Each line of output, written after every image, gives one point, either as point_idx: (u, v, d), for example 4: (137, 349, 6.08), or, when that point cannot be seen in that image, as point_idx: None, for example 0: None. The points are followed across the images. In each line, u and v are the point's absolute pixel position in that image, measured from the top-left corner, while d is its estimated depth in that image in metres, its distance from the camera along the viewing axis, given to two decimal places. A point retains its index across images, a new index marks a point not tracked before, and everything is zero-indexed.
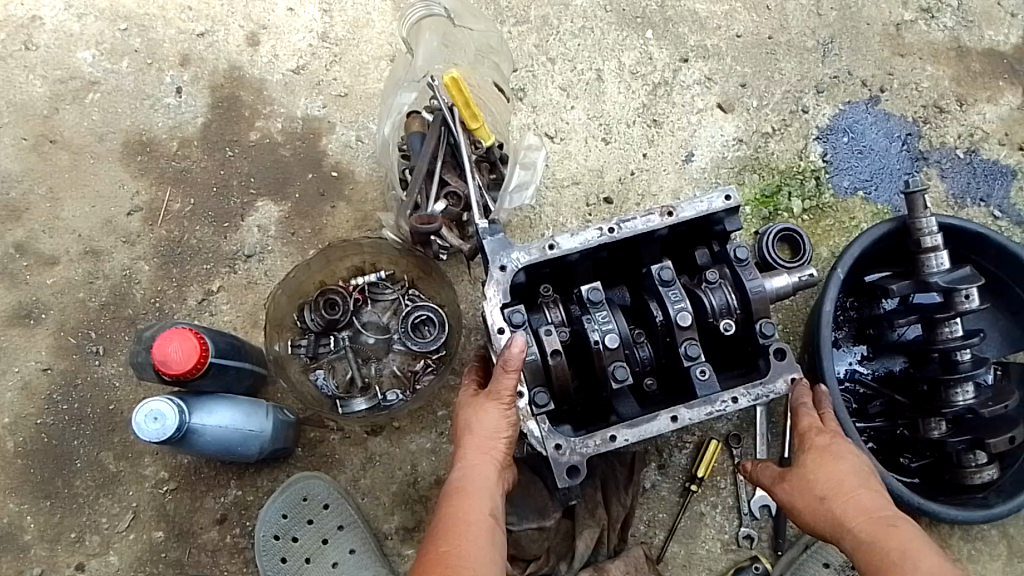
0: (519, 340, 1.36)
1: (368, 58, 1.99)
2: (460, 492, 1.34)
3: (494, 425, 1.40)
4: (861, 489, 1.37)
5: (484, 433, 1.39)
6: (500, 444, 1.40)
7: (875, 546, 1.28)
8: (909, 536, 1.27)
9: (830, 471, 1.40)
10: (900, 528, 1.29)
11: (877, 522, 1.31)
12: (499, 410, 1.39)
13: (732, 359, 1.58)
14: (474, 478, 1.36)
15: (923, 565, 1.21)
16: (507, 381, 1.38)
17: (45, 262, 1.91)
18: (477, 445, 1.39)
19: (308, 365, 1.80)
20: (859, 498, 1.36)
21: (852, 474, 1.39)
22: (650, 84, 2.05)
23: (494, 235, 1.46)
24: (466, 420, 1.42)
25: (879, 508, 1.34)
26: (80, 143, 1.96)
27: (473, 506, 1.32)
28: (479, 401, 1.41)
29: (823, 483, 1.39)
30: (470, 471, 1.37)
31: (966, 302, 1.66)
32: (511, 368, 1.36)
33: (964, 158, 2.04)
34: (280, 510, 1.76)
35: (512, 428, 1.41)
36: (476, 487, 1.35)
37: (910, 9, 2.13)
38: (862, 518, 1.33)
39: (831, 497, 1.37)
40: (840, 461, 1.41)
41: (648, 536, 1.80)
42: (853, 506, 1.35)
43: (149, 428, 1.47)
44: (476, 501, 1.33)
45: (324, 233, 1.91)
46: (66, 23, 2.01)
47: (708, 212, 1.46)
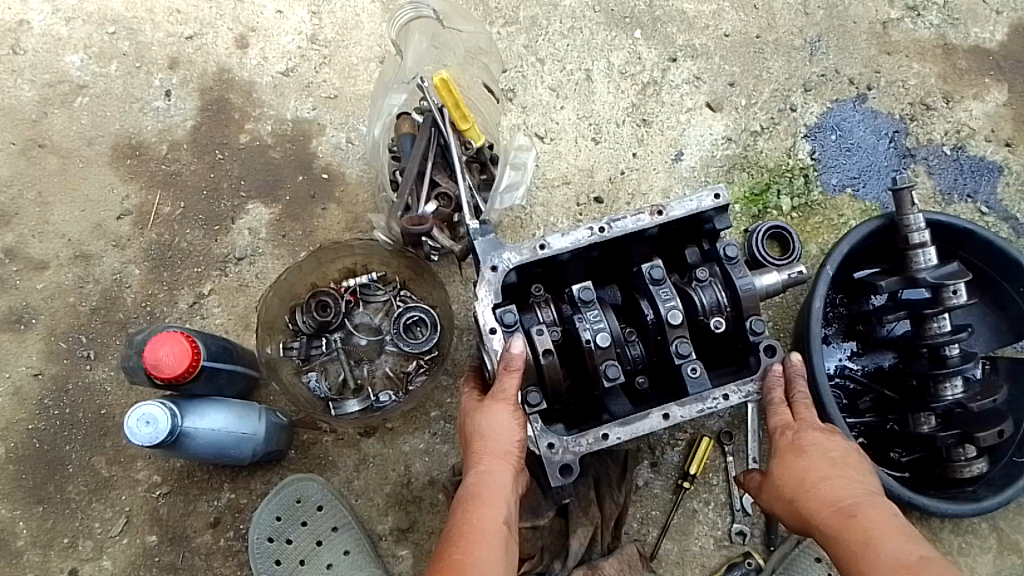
0: (519, 340, 1.40)
1: (358, 60, 2.00)
2: (473, 498, 1.33)
3: (503, 429, 1.39)
4: (825, 482, 1.36)
5: (494, 437, 1.39)
6: (509, 446, 1.39)
7: (838, 540, 1.26)
8: (870, 523, 1.25)
9: (798, 469, 1.40)
10: (862, 516, 1.27)
11: (841, 514, 1.29)
12: (507, 411, 1.40)
13: (722, 357, 1.59)
14: (490, 484, 1.35)
15: (883, 551, 1.19)
16: (512, 383, 1.39)
17: (35, 267, 1.90)
18: (487, 450, 1.39)
19: (300, 367, 1.81)
20: (824, 492, 1.35)
21: (818, 467, 1.39)
22: (639, 84, 2.06)
23: (485, 235, 1.47)
24: (475, 425, 1.41)
25: (842, 497, 1.32)
26: (69, 147, 1.95)
27: (486, 513, 1.30)
28: (485, 405, 1.41)
29: (792, 484, 1.39)
30: (483, 476, 1.36)
31: (953, 298, 1.68)
32: (513, 368, 1.39)
33: (951, 155, 2.06)
34: (273, 513, 1.76)
35: (521, 431, 1.41)
36: (489, 494, 1.33)
37: (897, 7, 2.15)
38: (826, 512, 1.31)
39: (799, 497, 1.37)
40: (808, 457, 1.41)
41: (642, 533, 1.81)
42: (818, 502, 1.34)
43: (142, 432, 1.47)
44: (489, 507, 1.32)
45: (316, 235, 1.91)
46: (54, 27, 2.00)
47: (698, 210, 1.47)
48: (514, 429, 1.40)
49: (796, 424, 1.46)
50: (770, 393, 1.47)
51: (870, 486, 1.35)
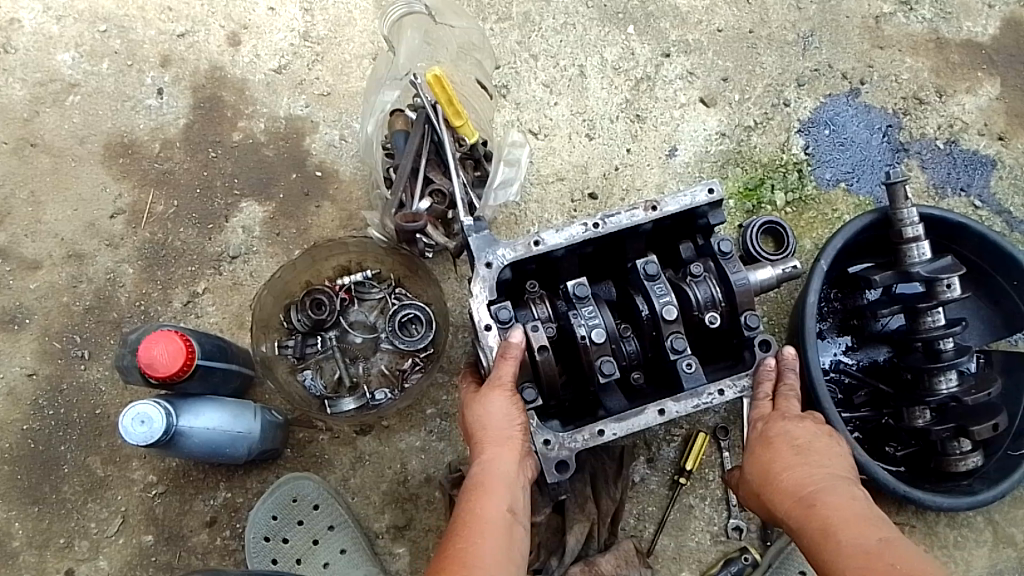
0: (519, 330, 1.41)
1: (350, 57, 1.99)
2: (475, 488, 1.33)
3: (502, 416, 1.39)
4: (788, 472, 1.38)
5: (494, 425, 1.39)
6: (509, 432, 1.39)
7: (801, 530, 1.30)
8: (829, 511, 1.28)
9: (764, 459, 1.42)
10: (822, 504, 1.30)
11: (803, 503, 1.32)
12: (504, 398, 1.39)
13: (716, 352, 1.59)
14: (493, 471, 1.34)
15: (842, 540, 1.22)
16: (508, 371, 1.39)
17: (28, 267, 1.90)
18: (487, 438, 1.38)
19: (295, 365, 1.81)
20: (787, 481, 1.37)
21: (782, 456, 1.40)
22: (633, 80, 2.05)
23: (479, 232, 1.47)
24: (475, 415, 1.41)
25: (804, 486, 1.34)
26: (61, 146, 1.95)
27: (489, 502, 1.30)
28: (483, 393, 1.41)
29: (759, 475, 1.42)
30: (485, 464, 1.36)
31: (947, 291, 1.68)
32: (509, 355, 1.39)
33: (944, 149, 2.07)
34: (270, 512, 1.76)
35: (521, 417, 1.40)
36: (492, 481, 1.33)
37: (889, 2, 2.15)
38: (789, 501, 1.34)
39: (764, 487, 1.40)
40: (773, 445, 1.43)
41: (638, 529, 1.81)
42: (781, 491, 1.37)
43: (136, 431, 1.47)
44: (492, 496, 1.31)
45: (310, 233, 1.90)
46: (45, 25, 1.99)
47: (692, 205, 1.47)
48: (514, 414, 1.40)
49: (764, 415, 1.47)
50: (760, 387, 1.46)
51: (834, 469, 1.37)
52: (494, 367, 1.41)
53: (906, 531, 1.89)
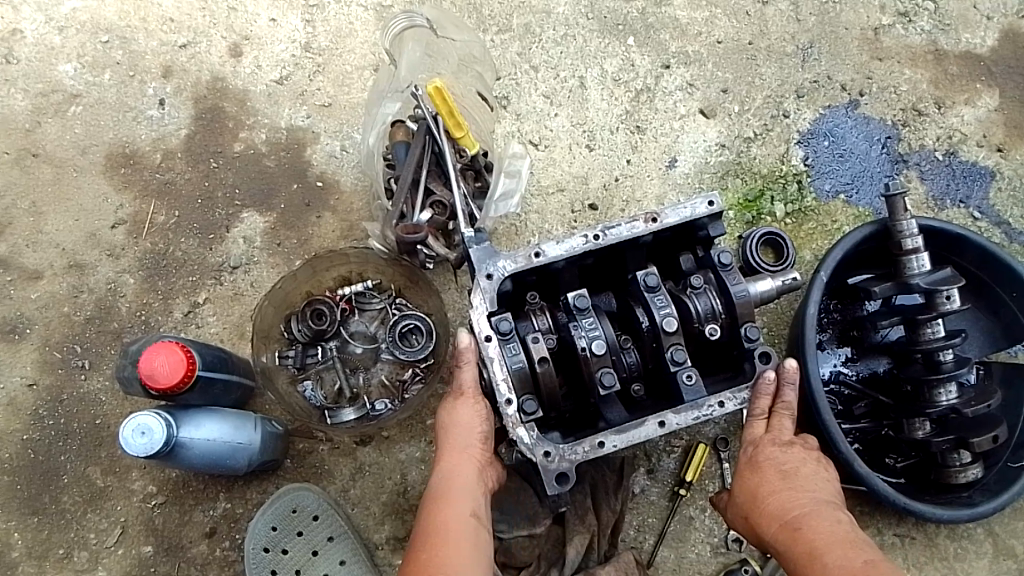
0: (466, 334, 1.49)
1: (352, 68, 2.00)
2: (441, 495, 1.39)
3: (468, 423, 1.46)
4: (775, 496, 1.39)
5: (456, 431, 1.46)
6: (473, 438, 1.46)
7: (787, 553, 1.31)
8: (815, 534, 1.29)
9: (751, 484, 1.44)
10: (807, 527, 1.31)
11: (789, 527, 1.33)
12: (471, 406, 1.47)
13: (716, 364, 1.59)
14: (458, 477, 1.41)
15: (829, 562, 1.24)
16: (469, 376, 1.49)
17: (29, 277, 1.90)
18: (452, 443, 1.45)
19: (296, 376, 1.80)
20: (773, 506, 1.38)
21: (768, 481, 1.42)
22: (633, 91, 2.06)
23: (480, 243, 1.47)
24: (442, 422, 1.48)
25: (791, 510, 1.36)
26: (63, 157, 1.95)
27: (453, 507, 1.36)
28: (451, 401, 1.48)
29: (747, 500, 1.43)
30: (449, 470, 1.42)
31: (947, 303, 1.69)
32: (466, 360, 1.49)
33: (943, 160, 2.07)
34: (270, 522, 1.75)
35: (485, 424, 1.48)
36: (455, 487, 1.40)
37: (888, 14, 2.16)
38: (776, 526, 1.36)
39: (752, 512, 1.41)
40: (760, 470, 1.44)
41: (638, 540, 1.81)
42: (769, 516, 1.38)
43: (137, 442, 1.47)
44: (458, 500, 1.38)
45: (310, 243, 1.90)
46: (47, 36, 2.00)
47: (692, 217, 1.47)
48: (478, 421, 1.47)
49: (755, 438, 1.49)
50: (757, 402, 1.46)
51: (821, 493, 1.38)
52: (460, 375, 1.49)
53: (907, 543, 1.88)
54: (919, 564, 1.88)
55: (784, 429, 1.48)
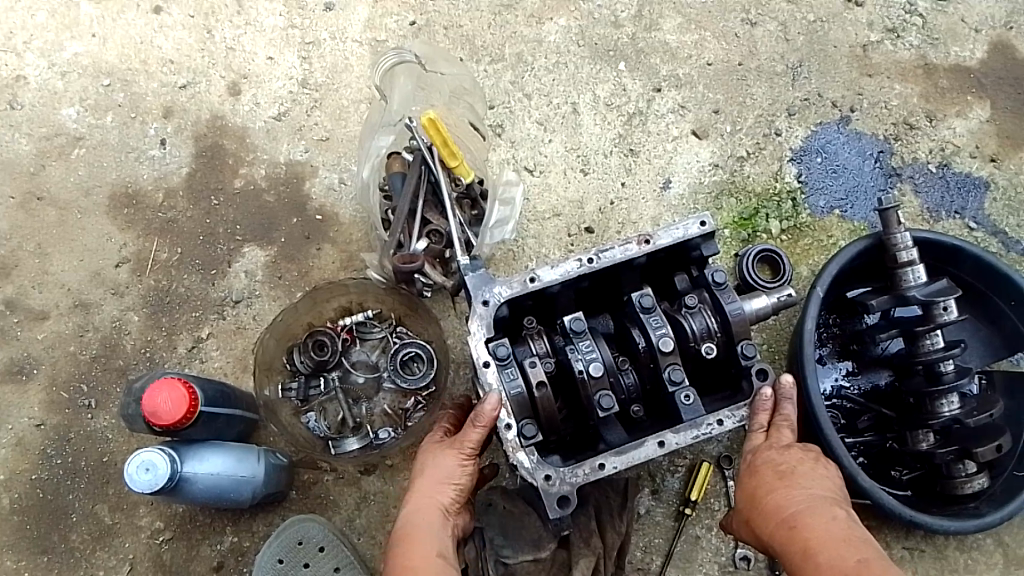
0: (493, 400, 1.42)
1: (348, 102, 2.04)
2: (407, 535, 1.44)
3: (445, 471, 1.49)
4: (772, 495, 1.39)
5: (430, 476, 1.49)
6: (448, 485, 1.49)
7: (784, 550, 1.32)
8: (810, 532, 1.30)
9: (750, 486, 1.44)
10: (802, 525, 1.32)
11: (786, 525, 1.34)
12: (455, 457, 1.49)
13: (716, 383, 1.59)
14: (423, 520, 1.45)
15: (824, 562, 1.25)
16: (473, 436, 1.46)
17: (35, 318, 1.93)
18: (425, 488, 1.49)
19: (299, 408, 1.82)
20: (770, 505, 1.38)
21: (766, 481, 1.42)
22: (625, 115, 2.09)
23: (475, 271, 1.50)
24: (422, 464, 1.52)
25: (787, 508, 1.36)
26: (67, 199, 1.99)
27: (419, 551, 1.41)
28: (438, 448, 1.51)
29: (747, 501, 1.43)
30: (415, 511, 1.47)
31: (944, 314, 1.70)
32: (478, 424, 1.44)
33: (937, 172, 2.09)
34: (276, 555, 1.74)
35: (464, 476, 1.49)
36: (422, 530, 1.44)
37: (876, 30, 2.19)
38: (772, 524, 1.36)
39: (751, 512, 1.42)
40: (758, 473, 1.43)
41: (645, 562, 1.81)
42: (766, 515, 1.38)
43: (141, 479, 1.48)
44: (423, 543, 1.43)
45: (311, 275, 1.93)
46: (50, 81, 2.05)
47: (684, 238, 1.49)
48: (458, 473, 1.49)
49: (755, 441, 1.48)
50: (756, 417, 1.45)
51: (818, 489, 1.38)
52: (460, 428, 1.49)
53: (917, 557, 1.87)
54: None
55: (782, 432, 1.46)
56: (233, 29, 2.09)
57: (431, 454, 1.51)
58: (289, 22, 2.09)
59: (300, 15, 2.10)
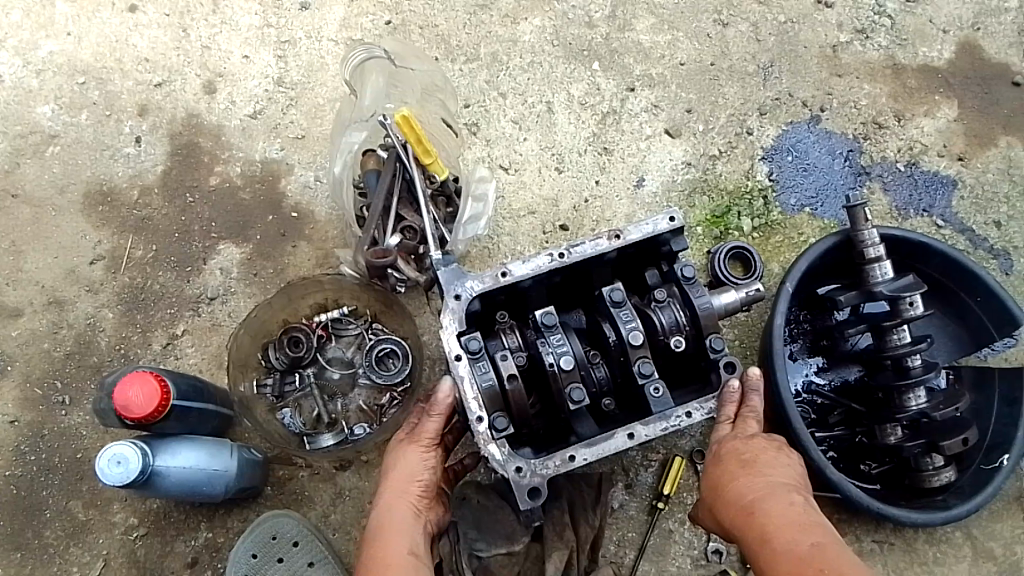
0: (445, 386, 1.49)
1: (324, 101, 2.05)
2: (378, 533, 1.45)
3: (410, 467, 1.51)
4: (734, 483, 1.42)
5: (397, 473, 1.51)
6: (415, 481, 1.51)
7: (743, 538, 1.32)
8: (767, 518, 1.31)
9: (715, 476, 1.46)
10: (760, 511, 1.33)
11: (744, 512, 1.35)
12: (418, 451, 1.52)
13: (685, 376, 1.62)
14: (394, 518, 1.47)
15: (778, 546, 1.24)
16: (431, 426, 1.51)
17: (9, 315, 1.92)
18: (392, 486, 1.50)
19: (275, 404, 1.83)
20: (732, 493, 1.40)
21: (729, 470, 1.44)
22: (599, 114, 2.12)
23: (448, 266, 1.51)
24: (387, 463, 1.54)
25: (746, 495, 1.37)
26: (42, 197, 1.99)
27: (392, 548, 1.42)
28: (400, 445, 1.54)
29: (711, 490, 1.46)
30: (384, 510, 1.48)
31: (910, 309, 1.75)
32: (433, 411, 1.51)
33: (905, 171, 2.13)
34: (250, 550, 1.75)
35: (429, 470, 1.52)
36: (392, 528, 1.45)
37: (846, 31, 2.23)
38: (733, 512, 1.37)
39: (714, 501, 1.44)
40: (722, 462, 1.46)
41: (619, 555, 1.82)
42: (728, 504, 1.40)
43: (113, 472, 1.48)
44: (395, 539, 1.44)
45: (286, 272, 1.94)
46: (25, 79, 2.05)
47: (654, 233, 1.51)
48: (422, 467, 1.52)
49: (721, 431, 1.51)
50: (723, 408, 1.49)
51: (779, 477, 1.40)
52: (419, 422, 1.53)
53: (886, 549, 1.90)
54: (899, 570, 1.89)
55: (747, 423, 1.50)
56: (208, 28, 2.10)
57: (395, 452, 1.53)
58: (265, 20, 2.10)
59: (276, 14, 2.11)
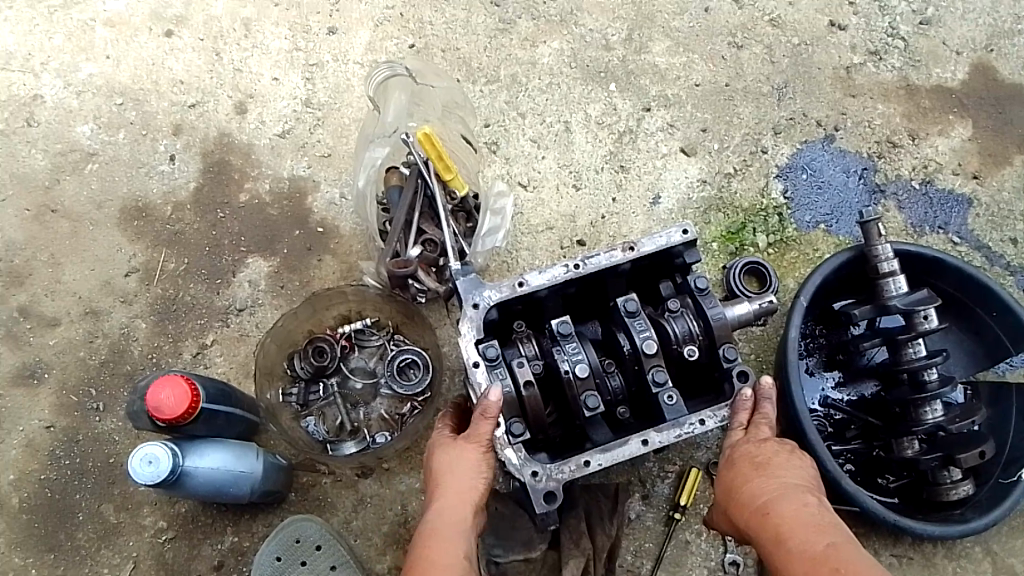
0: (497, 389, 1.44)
1: (349, 121, 2.13)
2: (430, 534, 1.36)
3: (464, 470, 1.45)
4: (747, 484, 1.42)
5: (451, 475, 1.44)
6: (468, 485, 1.44)
7: (758, 539, 1.33)
8: (782, 519, 1.31)
9: (728, 478, 1.47)
10: (775, 512, 1.34)
11: (758, 513, 1.36)
12: (474, 454, 1.46)
13: (699, 387, 1.65)
14: (447, 520, 1.38)
15: (793, 546, 1.25)
16: (486, 429, 1.45)
17: (46, 324, 2.00)
18: (445, 488, 1.43)
19: (299, 413, 1.88)
20: (745, 494, 1.41)
21: (743, 472, 1.45)
22: (616, 133, 2.18)
23: (466, 275, 1.56)
24: (441, 465, 1.47)
25: (760, 496, 1.38)
26: (80, 212, 2.08)
27: (446, 549, 1.33)
28: (456, 447, 1.47)
29: (725, 493, 1.47)
30: (437, 512, 1.40)
31: (925, 323, 1.76)
32: (490, 414, 1.44)
33: (920, 189, 2.16)
34: (273, 553, 1.78)
35: (483, 476, 1.46)
36: (449, 528, 1.37)
37: (859, 53, 2.27)
38: (747, 513, 1.38)
39: (728, 504, 1.45)
40: (735, 465, 1.48)
41: (636, 565, 1.83)
42: (742, 506, 1.41)
43: (145, 471, 1.53)
44: (448, 542, 1.34)
45: (312, 285, 2.00)
46: (66, 100, 2.15)
47: (667, 246, 1.56)
48: (476, 472, 1.45)
49: (735, 436, 1.52)
50: (736, 416, 1.51)
51: (792, 478, 1.40)
52: (473, 421, 1.47)
53: (904, 563, 1.90)
54: None
55: (760, 428, 1.51)
56: (240, 51, 2.19)
57: (450, 453, 1.47)
58: (294, 45, 2.19)
59: (305, 39, 2.20)
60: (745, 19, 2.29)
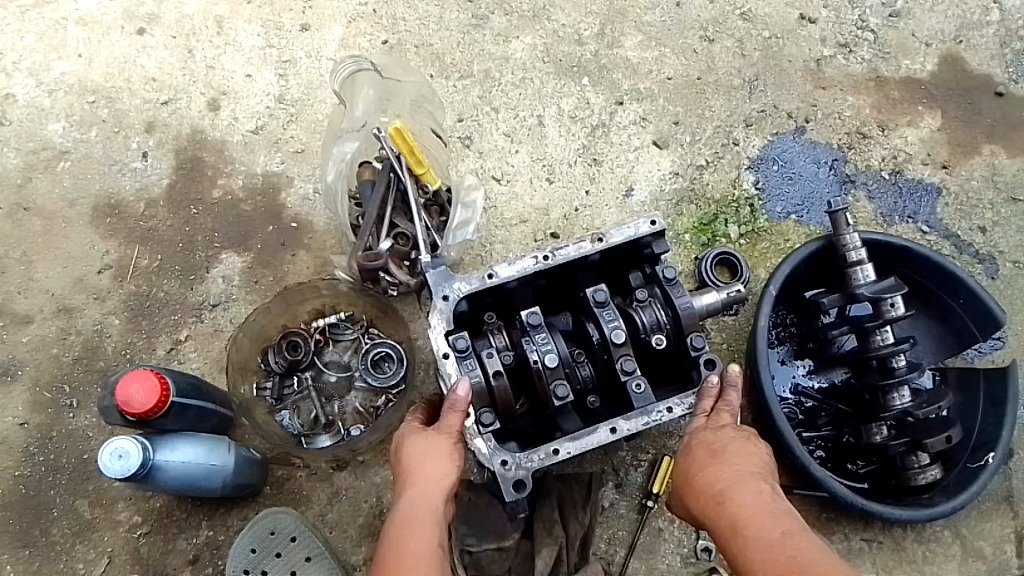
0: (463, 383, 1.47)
1: (323, 117, 2.13)
2: (401, 522, 1.34)
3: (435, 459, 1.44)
4: (703, 472, 1.42)
5: (421, 465, 1.44)
6: (439, 475, 1.43)
7: (714, 528, 1.33)
8: (738, 508, 1.32)
9: (686, 466, 1.47)
10: (731, 501, 1.34)
11: (714, 501, 1.36)
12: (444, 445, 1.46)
13: (668, 375, 1.67)
14: (418, 508, 1.37)
15: (749, 536, 1.25)
16: (455, 420, 1.46)
17: (19, 322, 2.00)
18: (416, 479, 1.42)
19: (274, 407, 1.89)
20: (701, 482, 1.41)
21: (699, 459, 1.45)
22: (589, 126, 2.20)
23: (437, 268, 1.58)
24: (411, 456, 1.46)
25: (715, 484, 1.38)
26: (52, 209, 2.08)
27: (418, 535, 1.31)
28: (425, 439, 1.47)
29: (682, 479, 1.47)
30: (408, 502, 1.38)
31: (892, 310, 1.78)
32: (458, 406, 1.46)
33: (890, 179, 2.19)
34: (249, 546, 1.79)
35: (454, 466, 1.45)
36: (421, 515, 1.35)
37: (829, 46, 2.30)
38: (703, 502, 1.38)
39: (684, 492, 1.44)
40: (693, 452, 1.47)
41: (609, 552, 1.86)
42: (698, 494, 1.40)
43: (115, 466, 1.54)
44: (420, 529, 1.33)
45: (286, 280, 2.01)
46: (38, 98, 2.15)
47: (635, 236, 1.57)
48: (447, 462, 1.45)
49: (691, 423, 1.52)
50: (701, 402, 1.53)
51: (748, 466, 1.41)
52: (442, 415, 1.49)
53: (874, 547, 1.93)
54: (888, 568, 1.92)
55: (721, 415, 1.51)
56: (213, 49, 2.19)
57: (419, 445, 1.47)
58: (267, 42, 2.20)
59: (278, 36, 2.20)
60: (716, 12, 2.31)
